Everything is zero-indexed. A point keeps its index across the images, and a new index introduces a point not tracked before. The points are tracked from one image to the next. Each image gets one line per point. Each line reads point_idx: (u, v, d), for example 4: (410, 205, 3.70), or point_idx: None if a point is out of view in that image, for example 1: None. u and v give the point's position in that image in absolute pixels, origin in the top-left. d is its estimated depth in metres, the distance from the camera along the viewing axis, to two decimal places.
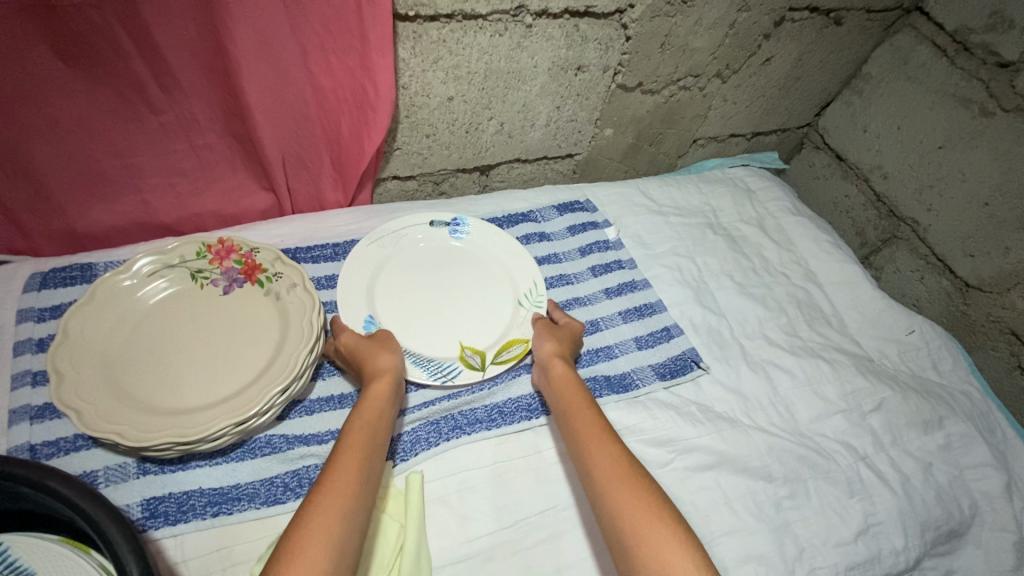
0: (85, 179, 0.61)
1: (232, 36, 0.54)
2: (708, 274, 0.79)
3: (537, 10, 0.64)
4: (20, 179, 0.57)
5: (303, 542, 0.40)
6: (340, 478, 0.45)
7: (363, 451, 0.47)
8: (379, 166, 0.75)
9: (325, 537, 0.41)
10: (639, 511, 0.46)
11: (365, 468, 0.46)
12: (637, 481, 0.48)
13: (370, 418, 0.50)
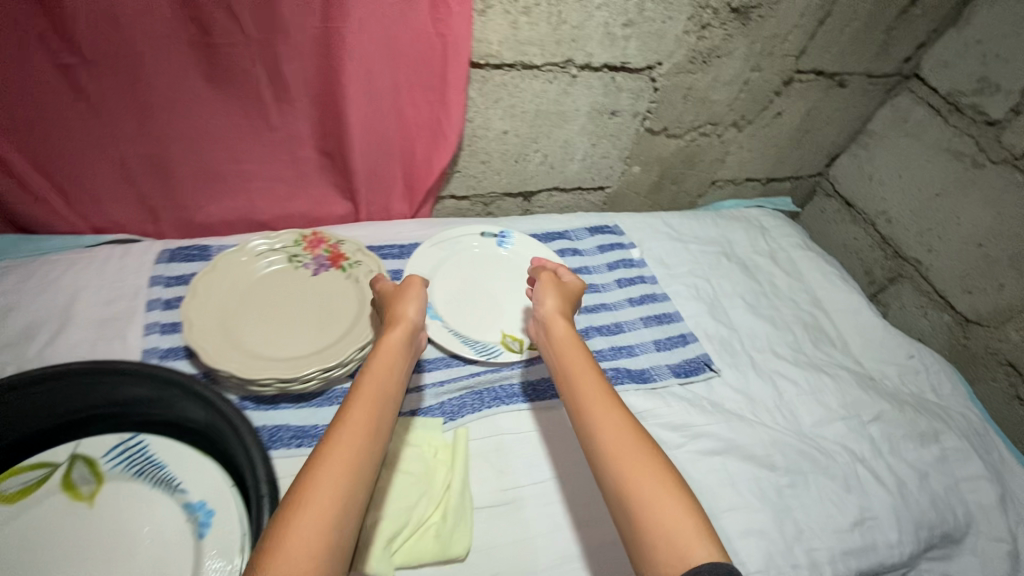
0: (210, 179, 0.77)
1: (344, 76, 0.68)
2: (723, 294, 0.88)
3: (581, 64, 0.78)
4: (163, 173, 0.73)
5: (313, 483, 0.42)
6: (350, 423, 0.47)
7: (372, 399, 0.49)
8: (441, 186, 0.89)
9: (337, 478, 0.43)
10: (643, 470, 0.47)
11: (376, 414, 0.48)
12: (639, 441, 0.49)
13: (381, 371, 0.53)
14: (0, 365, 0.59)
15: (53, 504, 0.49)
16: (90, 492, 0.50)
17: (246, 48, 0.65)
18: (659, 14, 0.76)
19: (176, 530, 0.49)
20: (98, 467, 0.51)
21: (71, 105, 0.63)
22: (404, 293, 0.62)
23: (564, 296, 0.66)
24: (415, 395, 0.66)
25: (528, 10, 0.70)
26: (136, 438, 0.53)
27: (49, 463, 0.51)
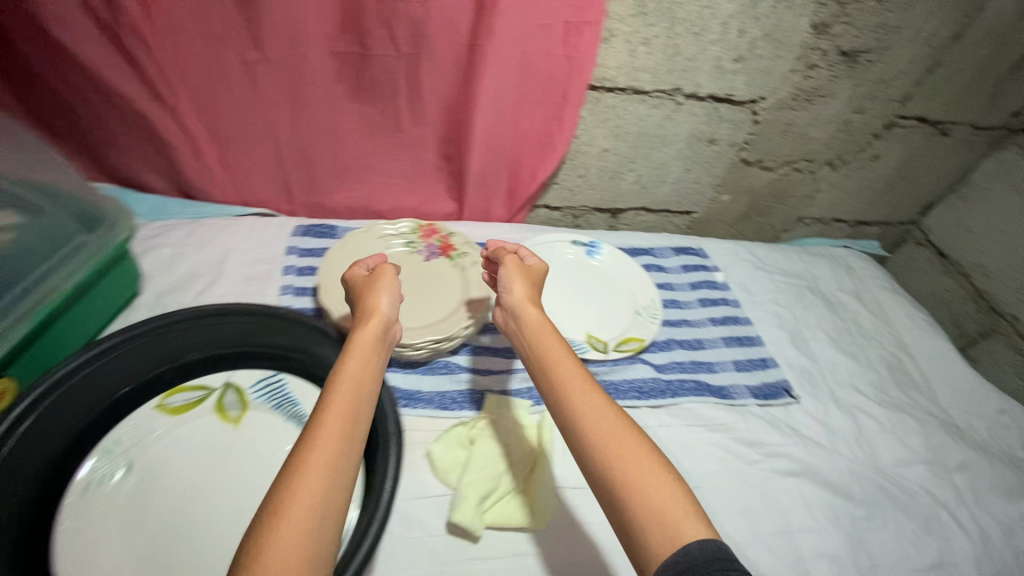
0: (342, 168, 0.87)
1: (477, 90, 0.76)
2: (805, 325, 0.89)
3: (688, 92, 0.83)
4: (305, 159, 0.84)
5: (294, 488, 0.40)
6: (327, 420, 0.44)
7: (350, 391, 0.47)
8: (539, 196, 0.95)
9: (319, 480, 0.41)
10: (637, 464, 0.46)
11: (354, 408, 0.46)
12: (630, 436, 0.48)
13: (353, 357, 0.51)
14: (166, 305, 0.70)
15: (208, 421, 0.57)
16: (237, 417, 0.58)
17: (395, 57, 0.74)
18: (769, 53, 0.80)
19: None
20: (246, 396, 0.59)
21: (246, 94, 0.75)
22: (375, 278, 0.60)
23: (534, 282, 0.64)
24: (505, 376, 0.72)
25: (648, 40, 0.76)
26: (277, 376, 0.61)
27: (207, 386, 0.59)
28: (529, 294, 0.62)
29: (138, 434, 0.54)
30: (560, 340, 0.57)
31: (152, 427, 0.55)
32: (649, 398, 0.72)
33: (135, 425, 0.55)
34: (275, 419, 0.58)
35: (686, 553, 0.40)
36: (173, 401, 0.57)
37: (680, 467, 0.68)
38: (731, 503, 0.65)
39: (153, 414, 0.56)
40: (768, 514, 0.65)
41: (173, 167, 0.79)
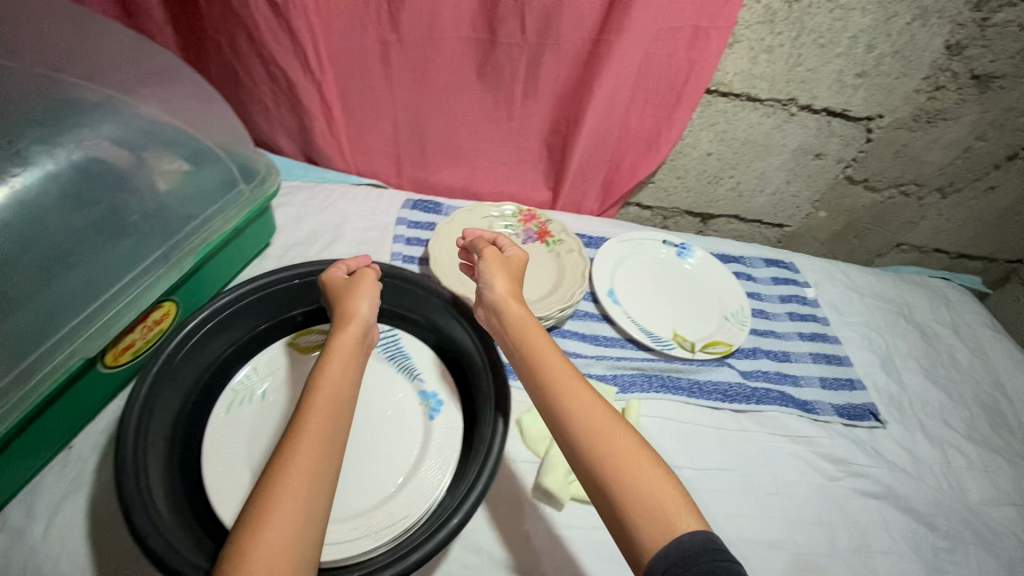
0: (450, 149, 0.92)
1: (595, 84, 0.78)
2: (896, 352, 0.88)
3: (802, 104, 0.83)
4: (418, 137, 0.90)
5: (276, 498, 0.39)
6: (309, 426, 0.44)
7: (327, 397, 0.46)
8: (633, 193, 0.97)
9: (301, 487, 0.40)
10: (632, 471, 0.45)
11: (334, 416, 0.45)
12: (621, 444, 0.47)
13: (334, 363, 0.50)
14: (293, 258, 0.77)
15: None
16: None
17: (520, 47, 0.77)
18: (895, 70, 0.79)
19: (414, 408, 0.61)
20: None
21: (377, 69, 0.80)
22: (361, 281, 0.58)
23: (514, 276, 0.61)
24: (592, 361, 0.74)
25: (771, 47, 0.76)
26: (392, 332, 0.67)
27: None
28: (510, 289, 0.60)
29: (272, 366, 0.60)
30: (549, 345, 0.54)
31: (284, 362, 0.61)
32: (733, 401, 0.73)
33: (270, 359, 0.61)
34: (387, 369, 0.64)
35: (681, 544, 0.41)
36: (302, 340, 0.62)
37: (759, 472, 0.68)
38: (808, 514, 0.65)
39: (284, 350, 0.62)
40: (845, 530, 0.65)
41: (304, 133, 0.85)
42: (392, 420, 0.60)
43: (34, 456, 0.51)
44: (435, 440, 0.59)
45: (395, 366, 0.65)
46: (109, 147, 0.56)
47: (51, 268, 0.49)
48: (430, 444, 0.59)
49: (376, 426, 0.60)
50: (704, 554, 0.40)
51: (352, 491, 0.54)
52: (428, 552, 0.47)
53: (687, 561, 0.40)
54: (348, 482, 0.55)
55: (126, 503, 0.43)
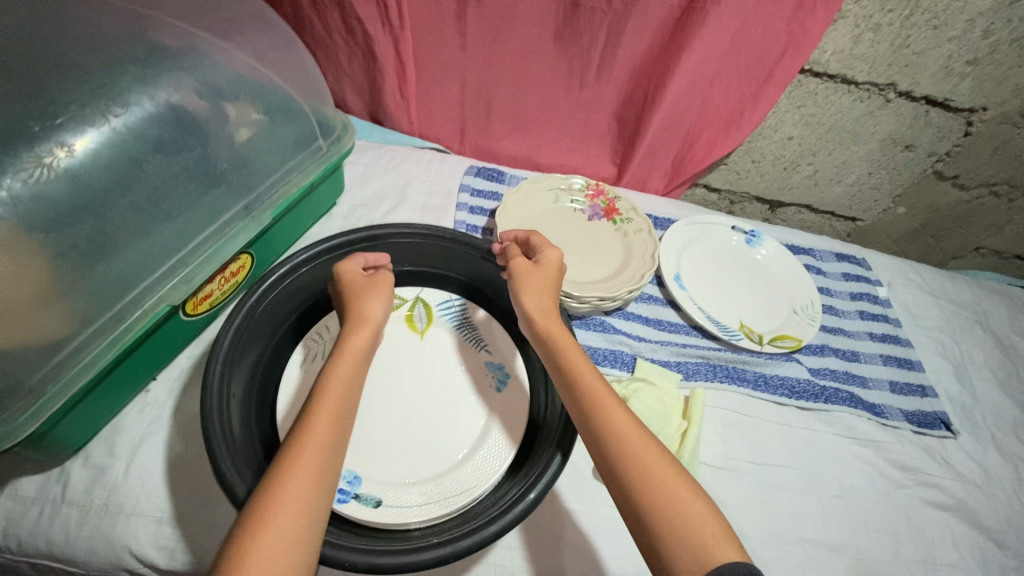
0: (516, 117, 0.88)
1: (681, 56, 0.73)
2: (970, 361, 0.83)
3: (902, 90, 0.77)
4: (484, 102, 0.86)
5: (281, 497, 0.39)
6: (316, 428, 0.43)
7: (335, 397, 0.46)
8: (703, 174, 0.93)
9: (306, 488, 0.40)
10: (668, 499, 0.42)
11: (340, 419, 0.45)
12: (643, 459, 0.44)
13: (343, 362, 0.49)
14: (358, 219, 0.76)
15: (400, 325, 0.63)
16: (423, 327, 0.64)
17: (603, 13, 0.71)
18: (1010, 60, 0.73)
19: (481, 378, 0.61)
20: (432, 312, 0.65)
21: (451, 27, 0.76)
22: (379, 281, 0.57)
23: (543, 281, 0.57)
24: (656, 346, 0.72)
25: (878, 26, 0.70)
26: (460, 300, 0.66)
27: (401, 296, 0.65)
28: (540, 299, 0.56)
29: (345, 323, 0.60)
30: (574, 355, 0.52)
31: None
32: (799, 398, 0.71)
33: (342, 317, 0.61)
34: (454, 337, 0.64)
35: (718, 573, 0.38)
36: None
37: (823, 472, 0.66)
38: (873, 520, 0.63)
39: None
40: (911, 539, 0.63)
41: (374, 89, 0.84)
42: (460, 388, 0.60)
43: (118, 396, 0.52)
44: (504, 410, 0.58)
45: (462, 335, 0.64)
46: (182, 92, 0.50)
47: (142, 216, 0.46)
48: (499, 414, 0.58)
49: (443, 392, 0.59)
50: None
51: (421, 454, 0.55)
52: (507, 525, 0.47)
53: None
54: (416, 446, 0.55)
55: (212, 448, 0.45)
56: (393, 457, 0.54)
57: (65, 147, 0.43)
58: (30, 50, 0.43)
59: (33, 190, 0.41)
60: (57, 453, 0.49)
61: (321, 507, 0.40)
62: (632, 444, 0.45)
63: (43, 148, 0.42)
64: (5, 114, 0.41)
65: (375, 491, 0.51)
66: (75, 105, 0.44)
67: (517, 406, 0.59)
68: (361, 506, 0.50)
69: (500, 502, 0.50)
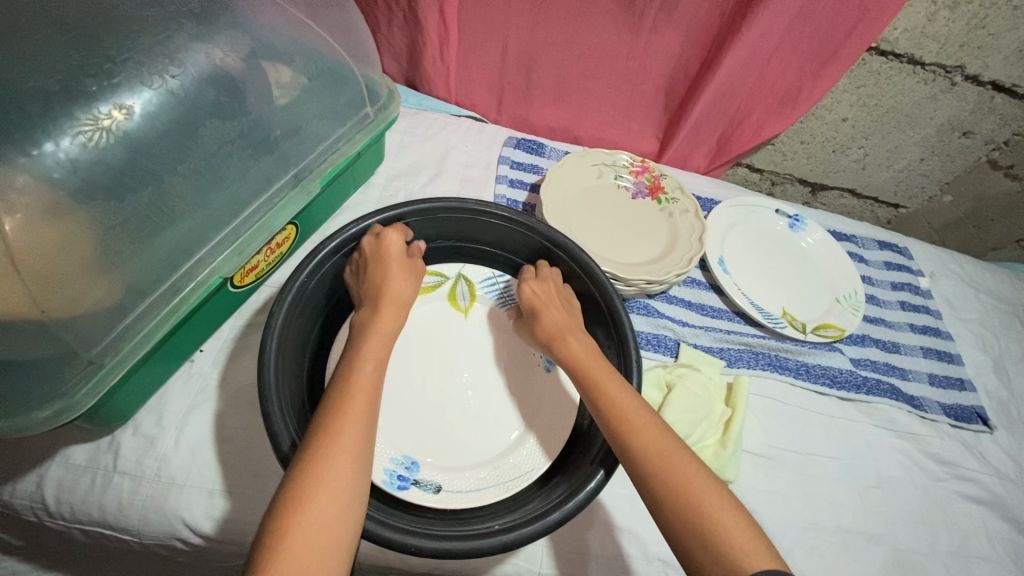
0: (556, 88, 0.82)
1: (743, 27, 0.67)
2: (1008, 356, 0.83)
3: (969, 73, 0.74)
4: (524, 71, 0.81)
5: (312, 481, 0.38)
6: (347, 412, 0.42)
7: (364, 381, 0.44)
8: (748, 154, 0.89)
9: (343, 473, 0.39)
10: (689, 498, 0.42)
11: (372, 403, 0.43)
12: (665, 454, 0.44)
13: (370, 346, 0.47)
14: (397, 191, 0.73)
15: (443, 304, 0.62)
16: (467, 306, 0.63)
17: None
18: None
19: (529, 360, 0.60)
20: (475, 290, 0.63)
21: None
22: (409, 267, 0.54)
23: (539, 311, 0.56)
24: (699, 331, 0.71)
25: (956, 3, 0.67)
26: (503, 277, 0.65)
27: (442, 273, 0.63)
28: (544, 328, 0.55)
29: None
30: (592, 362, 0.51)
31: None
32: (841, 388, 0.70)
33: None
34: (498, 317, 0.62)
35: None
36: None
37: (862, 463, 0.66)
38: (910, 512, 0.63)
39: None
40: (946, 532, 0.63)
41: (414, 55, 0.79)
42: (508, 371, 0.59)
43: (169, 367, 0.51)
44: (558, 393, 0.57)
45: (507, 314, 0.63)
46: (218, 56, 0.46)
47: (200, 181, 0.44)
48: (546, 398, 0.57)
49: (491, 373, 0.58)
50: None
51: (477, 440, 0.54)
52: (570, 513, 0.46)
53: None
54: (471, 431, 0.55)
55: (273, 433, 0.44)
56: (449, 442, 0.54)
57: (121, 107, 0.41)
58: (86, 3, 0.42)
59: (92, 154, 0.39)
60: (110, 423, 0.48)
61: (358, 491, 0.40)
62: (657, 440, 0.45)
63: (98, 107, 0.40)
64: (61, 70, 0.39)
65: (434, 476, 0.51)
66: (131, 63, 0.42)
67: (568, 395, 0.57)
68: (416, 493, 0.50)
69: (558, 489, 0.49)
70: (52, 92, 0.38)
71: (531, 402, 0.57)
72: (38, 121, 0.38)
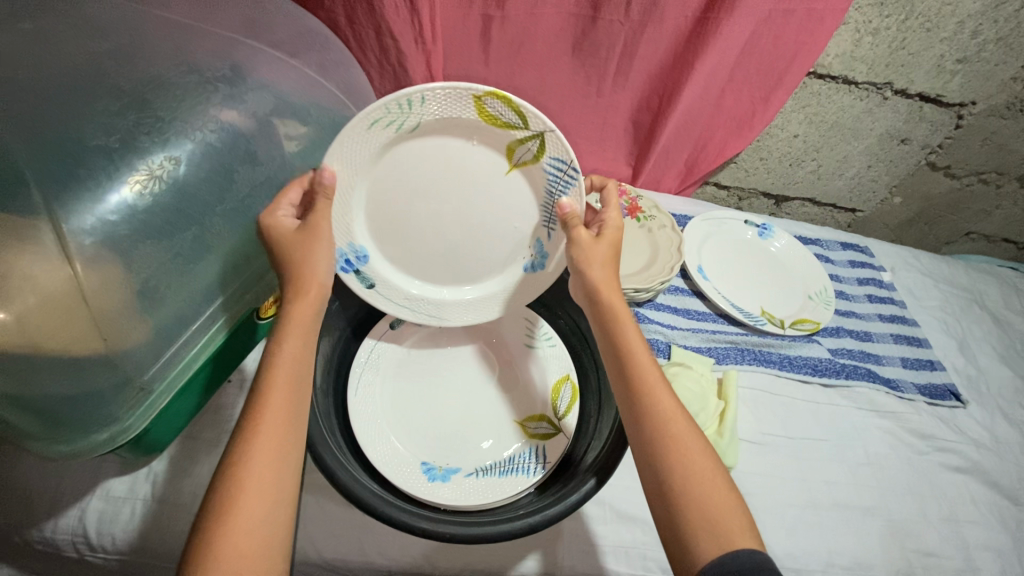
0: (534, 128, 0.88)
1: (697, 63, 0.75)
2: (972, 337, 0.89)
3: (898, 88, 0.84)
4: None
5: (233, 493, 0.39)
6: (262, 414, 0.42)
7: (287, 378, 0.45)
8: (714, 173, 0.98)
9: (264, 472, 0.40)
10: (700, 482, 0.44)
11: (291, 398, 0.44)
12: (683, 440, 0.46)
13: (291, 337, 0.46)
14: None
15: (502, 143, 0.55)
16: (521, 164, 0.56)
17: (621, 24, 0.72)
18: (996, 57, 0.80)
19: (517, 248, 0.59)
20: (539, 156, 0.54)
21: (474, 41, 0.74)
22: (307, 239, 0.49)
23: (585, 261, 0.53)
24: (687, 333, 0.76)
25: (876, 30, 0.76)
26: (578, 172, 0.53)
27: (526, 122, 0.52)
28: (604, 272, 0.53)
29: (442, 109, 0.52)
30: (635, 339, 0.51)
31: (455, 112, 0.52)
32: (822, 375, 0.76)
33: (449, 95, 0.51)
34: (539, 190, 0.57)
35: (735, 557, 0.41)
36: (491, 102, 0.51)
37: (851, 443, 0.70)
38: (899, 485, 0.68)
39: (469, 100, 0.51)
40: (935, 500, 0.67)
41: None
42: (497, 378, 0.63)
43: (204, 398, 0.55)
44: (553, 365, 0.62)
45: (549, 200, 0.57)
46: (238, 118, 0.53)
47: (235, 218, 0.51)
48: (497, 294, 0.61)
49: (484, 387, 0.62)
50: (754, 571, 0.40)
51: (430, 257, 0.59)
52: (588, 494, 0.49)
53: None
54: (426, 245, 0.59)
55: (312, 439, 0.49)
56: (406, 239, 0.58)
57: (171, 157, 0.48)
58: (133, 71, 0.47)
59: (148, 200, 0.45)
60: (150, 453, 0.51)
61: (288, 480, 0.41)
62: (681, 425, 0.47)
63: (152, 158, 0.47)
64: (119, 129, 0.45)
65: (372, 275, 0.58)
66: (178, 121, 0.49)
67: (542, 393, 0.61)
68: (419, 480, 0.53)
69: (562, 488, 0.52)
70: (113, 149, 0.44)
71: (523, 395, 0.61)
72: (101, 173, 0.43)
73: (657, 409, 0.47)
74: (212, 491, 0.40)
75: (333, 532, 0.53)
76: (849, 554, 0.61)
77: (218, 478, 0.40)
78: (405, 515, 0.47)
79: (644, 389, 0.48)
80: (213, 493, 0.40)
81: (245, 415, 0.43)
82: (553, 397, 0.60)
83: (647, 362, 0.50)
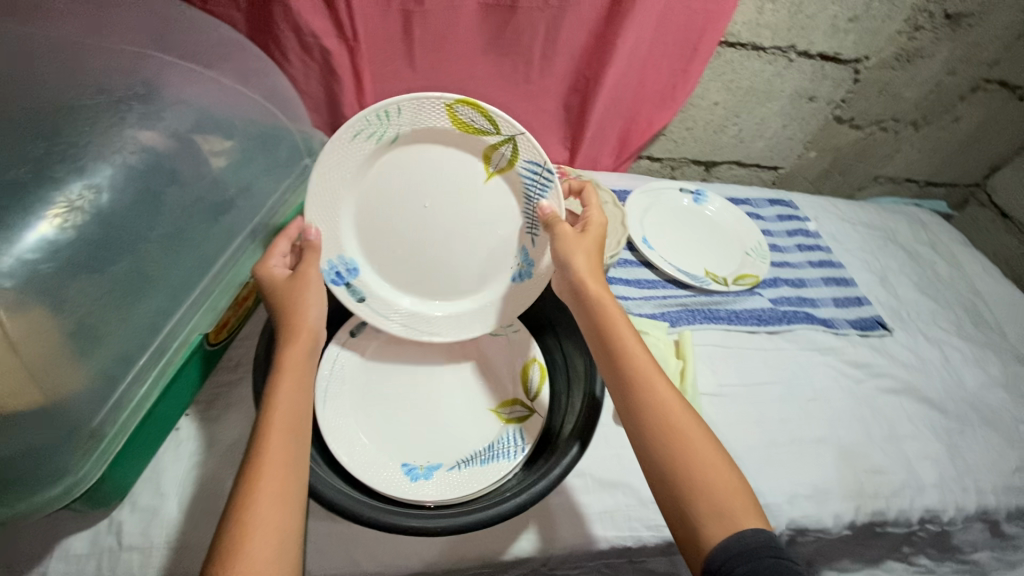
0: None
1: (616, 42, 0.77)
2: (890, 272, 0.98)
3: (801, 50, 0.90)
4: None
5: (242, 531, 0.38)
6: (265, 449, 0.42)
7: (287, 414, 0.44)
8: (645, 147, 1.01)
9: (273, 510, 0.39)
10: (698, 461, 0.46)
11: (295, 430, 0.44)
12: (679, 424, 0.48)
13: (286, 377, 0.46)
14: None
15: (478, 148, 0.57)
16: (499, 170, 0.58)
17: (540, 11, 0.72)
18: (882, 13, 0.88)
19: (506, 254, 0.60)
20: (518, 159, 0.57)
21: (396, 36, 0.72)
22: (300, 283, 0.51)
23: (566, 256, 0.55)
24: (641, 302, 0.79)
25: None
26: (552, 174, 0.56)
27: (498, 128, 0.54)
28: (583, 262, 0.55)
29: (414, 118, 0.54)
30: (624, 327, 0.53)
31: (432, 119, 0.54)
32: (767, 324, 0.81)
33: (422, 103, 0.53)
34: (519, 196, 0.59)
35: (739, 539, 0.42)
36: (462, 109, 0.53)
37: (800, 382, 0.76)
38: (846, 414, 0.73)
39: (440, 108, 0.53)
40: (877, 422, 0.74)
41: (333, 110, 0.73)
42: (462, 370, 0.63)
43: (160, 434, 0.52)
44: (520, 348, 0.63)
45: (529, 206, 0.59)
46: (154, 138, 0.50)
47: (168, 245, 0.49)
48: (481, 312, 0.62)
49: (450, 381, 0.62)
50: (757, 549, 0.42)
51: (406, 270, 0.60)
52: (569, 465, 0.50)
53: (744, 555, 0.41)
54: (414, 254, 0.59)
55: None
56: (391, 253, 0.59)
57: (90, 185, 0.45)
58: (36, 97, 0.45)
59: (71, 234, 0.43)
60: (108, 501, 0.48)
61: (293, 521, 0.40)
62: (674, 406, 0.49)
63: (70, 188, 0.44)
64: (29, 159, 0.42)
65: (362, 288, 0.60)
66: (93, 146, 0.46)
67: (508, 379, 0.62)
68: (403, 482, 0.53)
69: (541, 466, 0.53)
70: (25, 181, 0.41)
71: (492, 383, 0.62)
72: (15, 209, 0.40)
73: (651, 393, 0.49)
74: (218, 539, 0.38)
75: (321, 548, 0.52)
76: (809, 482, 0.66)
77: (224, 522, 0.39)
78: (397, 518, 0.46)
79: (638, 374, 0.50)
80: (221, 534, 0.38)
81: (246, 457, 0.42)
82: (524, 379, 0.61)
83: (637, 348, 0.52)
